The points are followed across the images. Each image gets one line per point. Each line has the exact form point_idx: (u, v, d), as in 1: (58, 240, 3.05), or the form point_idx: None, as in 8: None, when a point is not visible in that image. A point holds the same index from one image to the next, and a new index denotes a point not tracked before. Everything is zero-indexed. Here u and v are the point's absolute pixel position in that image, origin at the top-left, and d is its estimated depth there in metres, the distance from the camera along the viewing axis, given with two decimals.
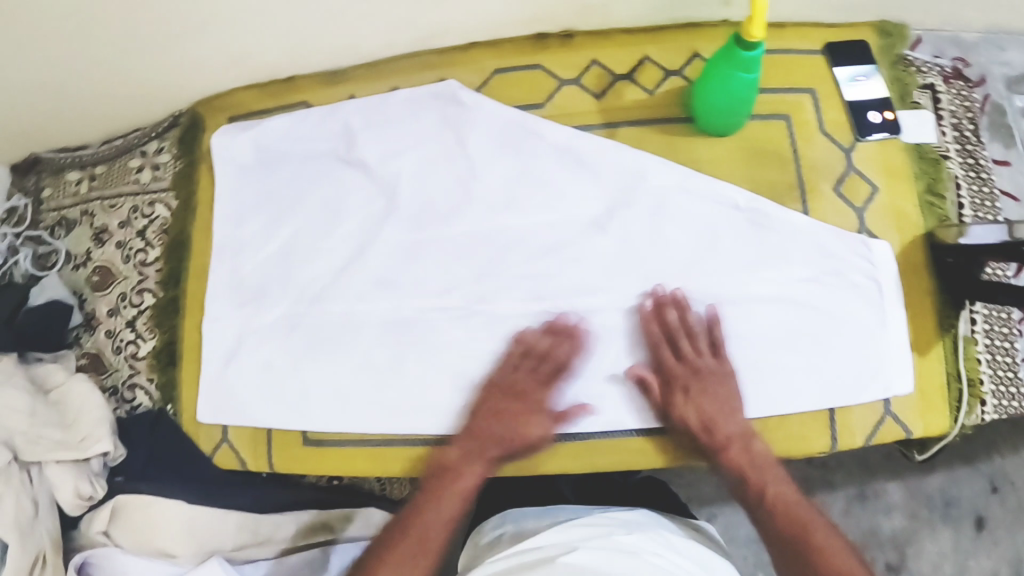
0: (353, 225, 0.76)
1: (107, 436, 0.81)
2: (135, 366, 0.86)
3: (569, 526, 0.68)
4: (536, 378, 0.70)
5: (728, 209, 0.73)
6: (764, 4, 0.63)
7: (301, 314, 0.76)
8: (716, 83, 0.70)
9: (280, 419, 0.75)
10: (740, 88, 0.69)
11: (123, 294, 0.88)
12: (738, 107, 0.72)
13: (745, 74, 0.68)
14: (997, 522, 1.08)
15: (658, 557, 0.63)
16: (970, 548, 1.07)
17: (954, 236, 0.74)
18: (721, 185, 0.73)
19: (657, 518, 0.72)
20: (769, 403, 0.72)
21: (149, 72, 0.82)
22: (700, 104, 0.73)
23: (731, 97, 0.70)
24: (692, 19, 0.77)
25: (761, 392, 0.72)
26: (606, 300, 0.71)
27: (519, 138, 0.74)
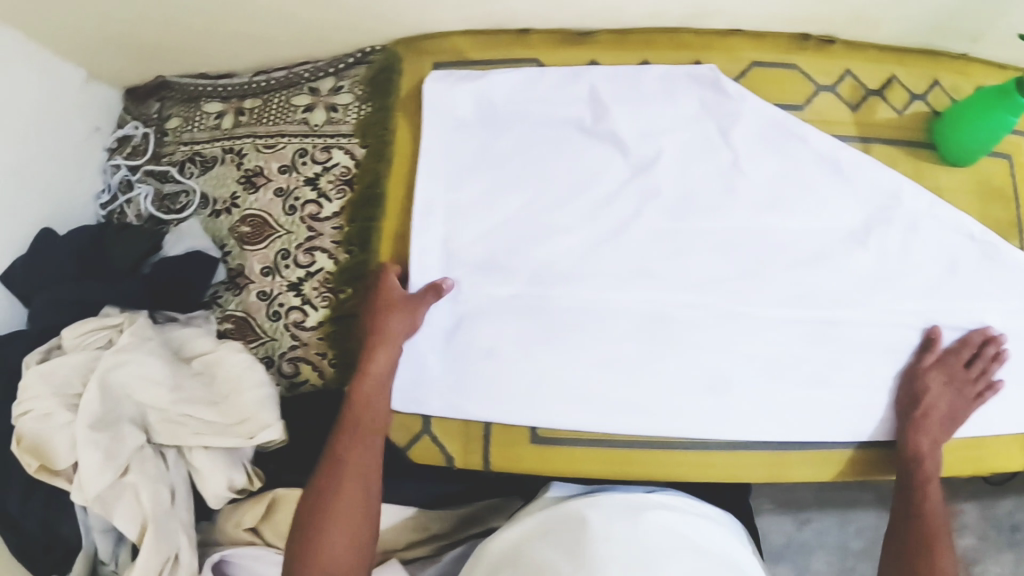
0: (599, 205, 0.70)
1: (275, 421, 0.69)
2: (300, 338, 0.74)
3: (619, 497, 0.65)
4: (792, 384, 0.70)
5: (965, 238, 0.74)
6: None
7: (537, 298, 0.69)
8: (976, 122, 0.72)
9: (501, 413, 0.68)
10: (1001, 129, 0.71)
11: (283, 251, 0.76)
12: (993, 142, 0.73)
13: (1010, 117, 0.70)
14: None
15: (710, 548, 0.61)
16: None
17: None
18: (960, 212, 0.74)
19: (693, 499, 0.68)
20: (938, 393, 0.71)
21: (365, 9, 0.70)
22: (945, 136, 0.75)
23: (984, 137, 0.73)
24: (938, 48, 0.78)
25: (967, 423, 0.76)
26: (857, 314, 0.71)
27: (782, 140, 0.72)
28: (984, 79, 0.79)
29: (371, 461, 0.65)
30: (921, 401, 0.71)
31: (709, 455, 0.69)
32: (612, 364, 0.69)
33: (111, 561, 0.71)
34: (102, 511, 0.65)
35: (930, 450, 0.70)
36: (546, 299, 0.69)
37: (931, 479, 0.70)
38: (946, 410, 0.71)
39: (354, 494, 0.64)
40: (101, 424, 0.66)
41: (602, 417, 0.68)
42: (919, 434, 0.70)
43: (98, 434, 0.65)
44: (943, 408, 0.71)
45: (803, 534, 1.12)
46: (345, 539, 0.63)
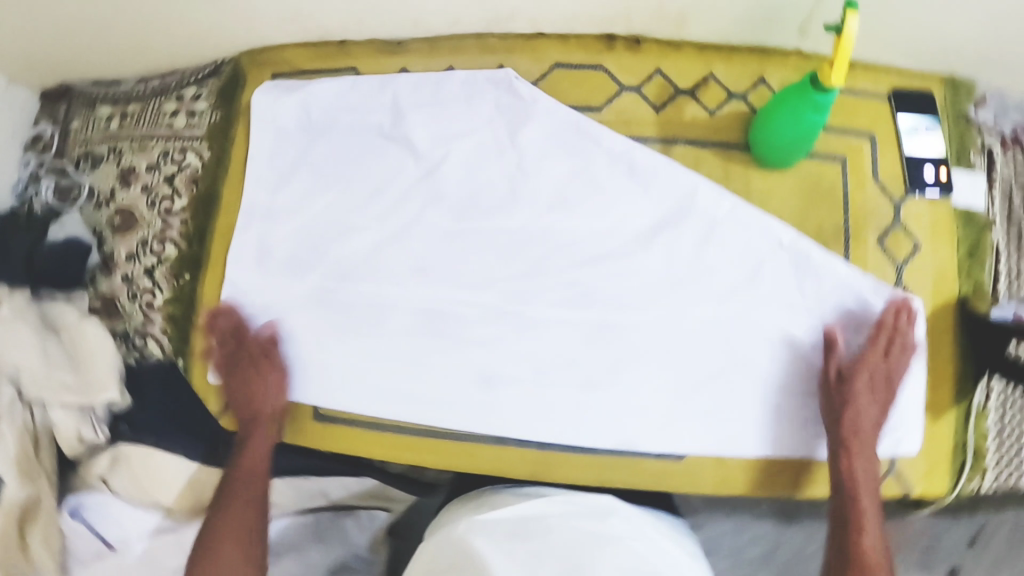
0: (391, 205, 0.75)
1: (115, 387, 0.80)
2: (150, 316, 0.84)
3: (561, 500, 0.67)
4: (566, 383, 0.71)
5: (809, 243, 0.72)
6: (846, 52, 0.58)
7: (331, 292, 0.75)
8: (782, 118, 0.68)
9: (291, 388, 0.75)
10: (806, 126, 0.67)
11: (145, 240, 0.86)
12: (802, 144, 0.69)
13: (814, 115, 0.66)
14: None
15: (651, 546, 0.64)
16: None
17: (986, 307, 0.73)
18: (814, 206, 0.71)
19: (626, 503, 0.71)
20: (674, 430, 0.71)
21: (198, 25, 0.79)
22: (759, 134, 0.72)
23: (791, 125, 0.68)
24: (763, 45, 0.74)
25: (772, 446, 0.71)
26: (642, 318, 0.71)
27: (575, 142, 0.73)
28: None
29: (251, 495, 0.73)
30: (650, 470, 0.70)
31: (475, 447, 0.71)
32: (393, 356, 0.73)
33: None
34: None
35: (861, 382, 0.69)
36: (339, 293, 0.75)
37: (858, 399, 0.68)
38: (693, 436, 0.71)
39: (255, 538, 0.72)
40: None
41: (379, 402, 0.73)
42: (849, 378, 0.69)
43: None
44: (891, 350, 0.70)
45: None
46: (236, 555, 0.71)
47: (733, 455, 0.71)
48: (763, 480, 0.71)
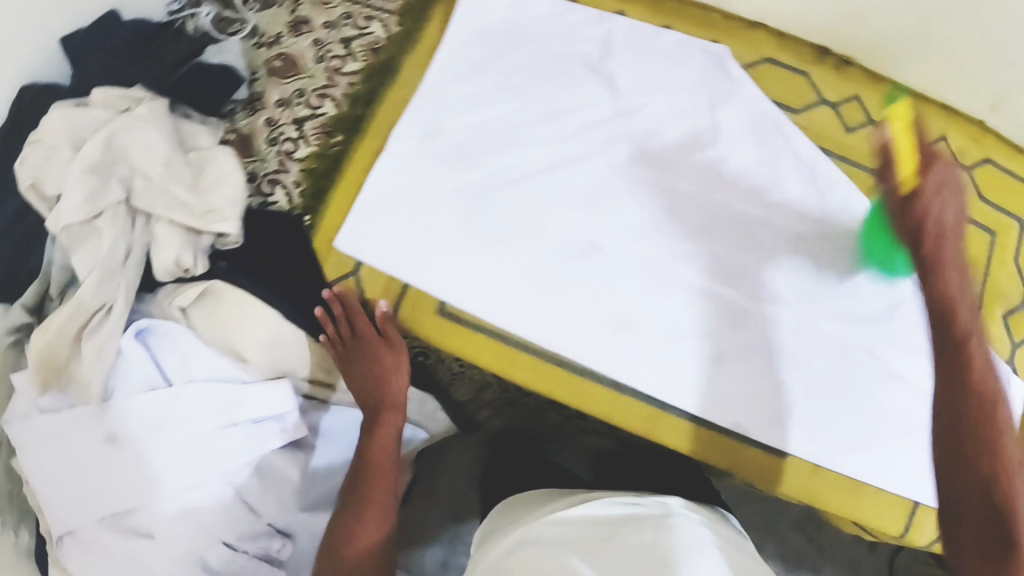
0: (574, 132, 0.75)
1: (233, 218, 0.77)
2: (286, 165, 0.81)
3: (607, 503, 0.69)
4: (695, 353, 0.71)
5: (942, 222, 0.54)
6: (909, 146, 0.55)
7: (490, 194, 0.74)
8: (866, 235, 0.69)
9: (421, 277, 0.73)
10: (877, 243, 0.68)
11: (302, 90, 0.84)
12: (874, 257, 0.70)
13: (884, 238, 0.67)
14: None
15: (688, 536, 0.62)
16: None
17: None
18: (943, 211, 0.54)
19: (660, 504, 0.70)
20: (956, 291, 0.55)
21: None
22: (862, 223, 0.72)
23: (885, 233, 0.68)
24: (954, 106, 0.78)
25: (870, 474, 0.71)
26: (783, 312, 0.72)
27: (766, 132, 0.75)
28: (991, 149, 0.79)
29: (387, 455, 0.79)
30: (909, 229, 0.55)
31: (600, 389, 0.70)
32: (534, 273, 0.72)
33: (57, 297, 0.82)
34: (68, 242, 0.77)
35: (1015, 461, 0.52)
36: (497, 197, 0.74)
37: (982, 378, 0.53)
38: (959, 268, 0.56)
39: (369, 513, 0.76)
40: (96, 168, 0.76)
41: (506, 315, 0.71)
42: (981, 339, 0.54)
43: (92, 175, 0.76)
44: (947, 231, 0.54)
45: None
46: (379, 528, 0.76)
47: (831, 468, 0.71)
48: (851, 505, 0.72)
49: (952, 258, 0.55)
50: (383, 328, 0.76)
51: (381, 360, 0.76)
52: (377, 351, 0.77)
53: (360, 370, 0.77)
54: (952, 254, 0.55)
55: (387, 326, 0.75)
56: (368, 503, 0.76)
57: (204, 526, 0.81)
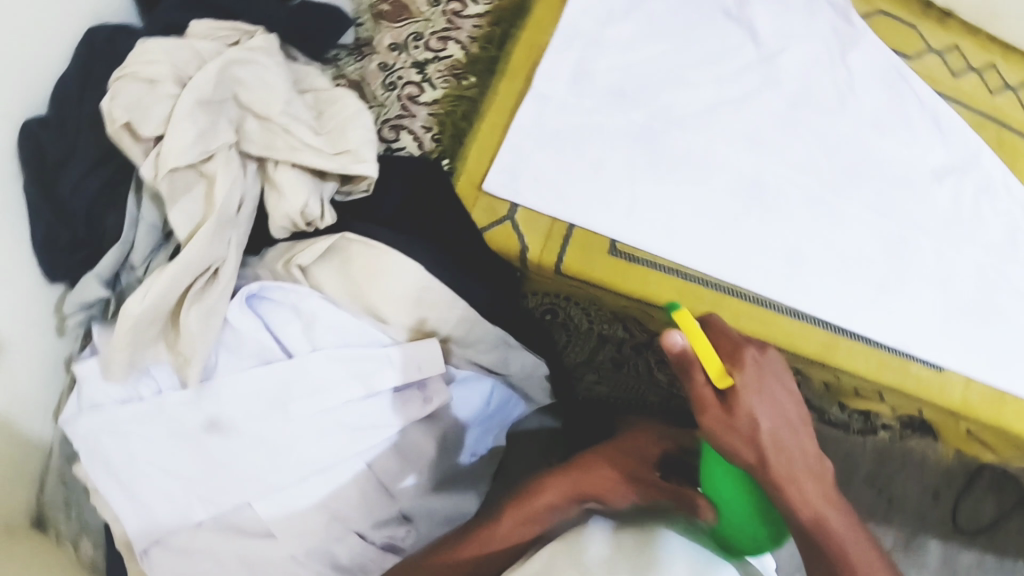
0: (724, 75, 0.75)
1: (367, 159, 0.69)
2: (411, 109, 0.75)
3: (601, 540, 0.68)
4: (858, 284, 0.73)
5: (754, 425, 0.53)
6: (691, 325, 0.49)
7: (650, 133, 0.72)
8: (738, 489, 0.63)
9: (588, 216, 0.69)
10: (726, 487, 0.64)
11: (420, 33, 0.78)
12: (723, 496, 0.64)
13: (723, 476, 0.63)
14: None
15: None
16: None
17: None
18: (746, 424, 0.53)
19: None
20: (753, 424, 0.53)
21: None
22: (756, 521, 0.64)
23: (746, 494, 0.62)
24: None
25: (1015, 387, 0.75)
26: (924, 242, 0.76)
27: (893, 76, 0.79)
28: None
29: (507, 539, 0.66)
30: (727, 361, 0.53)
31: (777, 316, 0.71)
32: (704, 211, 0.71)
33: (140, 266, 0.72)
34: (170, 191, 0.67)
35: (783, 470, 0.55)
36: (658, 136, 0.72)
37: (843, 537, 0.58)
38: (771, 426, 0.54)
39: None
40: (203, 106, 0.67)
41: (679, 252, 0.69)
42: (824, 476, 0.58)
43: (199, 112, 0.66)
44: (792, 469, 0.56)
45: None
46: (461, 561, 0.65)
47: (982, 381, 0.75)
48: (1005, 416, 0.75)
49: (748, 424, 0.53)
50: (748, 429, 0.53)
51: (727, 434, 0.53)
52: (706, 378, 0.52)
53: (746, 428, 0.53)
54: (744, 403, 0.52)
55: (744, 427, 0.53)
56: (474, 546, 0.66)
57: (342, 511, 0.72)
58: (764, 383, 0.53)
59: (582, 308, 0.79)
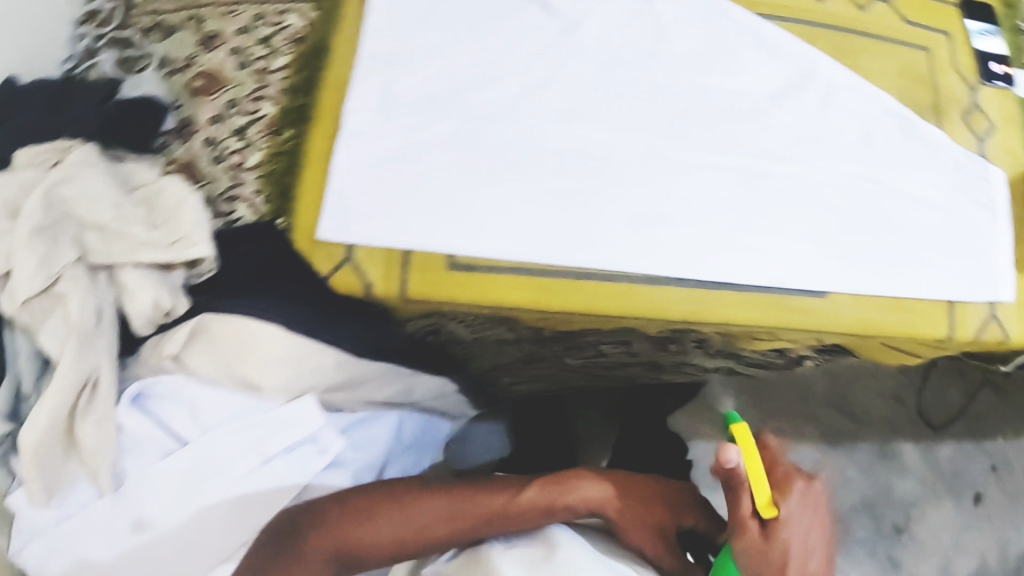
0: (529, 59, 0.74)
1: (203, 241, 0.71)
2: (240, 178, 0.76)
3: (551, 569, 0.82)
4: (709, 226, 0.71)
5: (747, 515, 0.70)
6: (753, 449, 0.69)
7: (467, 139, 0.72)
8: None
9: (421, 239, 0.70)
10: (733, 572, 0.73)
11: (233, 100, 0.79)
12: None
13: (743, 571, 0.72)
14: (991, 502, 1.24)
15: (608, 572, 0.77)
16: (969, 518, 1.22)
17: None
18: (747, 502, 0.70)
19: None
20: (789, 537, 0.70)
21: None
22: None
23: None
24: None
25: (898, 289, 0.74)
26: (777, 167, 0.73)
27: (706, 9, 0.77)
28: None
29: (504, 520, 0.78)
30: (721, 478, 0.69)
31: (633, 288, 0.69)
32: (537, 199, 0.70)
33: (34, 394, 0.74)
34: (34, 319, 0.70)
35: (781, 539, 0.70)
36: (476, 139, 0.72)
37: None
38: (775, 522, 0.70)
39: (397, 519, 0.77)
40: (39, 231, 0.68)
41: (520, 249, 0.69)
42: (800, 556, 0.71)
43: (36, 240, 0.68)
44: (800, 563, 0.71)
45: None
46: (434, 520, 0.78)
47: (867, 295, 0.73)
48: (904, 320, 0.75)
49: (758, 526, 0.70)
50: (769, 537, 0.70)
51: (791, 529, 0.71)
52: (796, 501, 0.71)
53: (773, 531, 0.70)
54: (739, 501, 0.70)
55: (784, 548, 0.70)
56: (461, 489, 0.81)
57: None
58: (803, 505, 0.72)
59: (458, 324, 0.78)
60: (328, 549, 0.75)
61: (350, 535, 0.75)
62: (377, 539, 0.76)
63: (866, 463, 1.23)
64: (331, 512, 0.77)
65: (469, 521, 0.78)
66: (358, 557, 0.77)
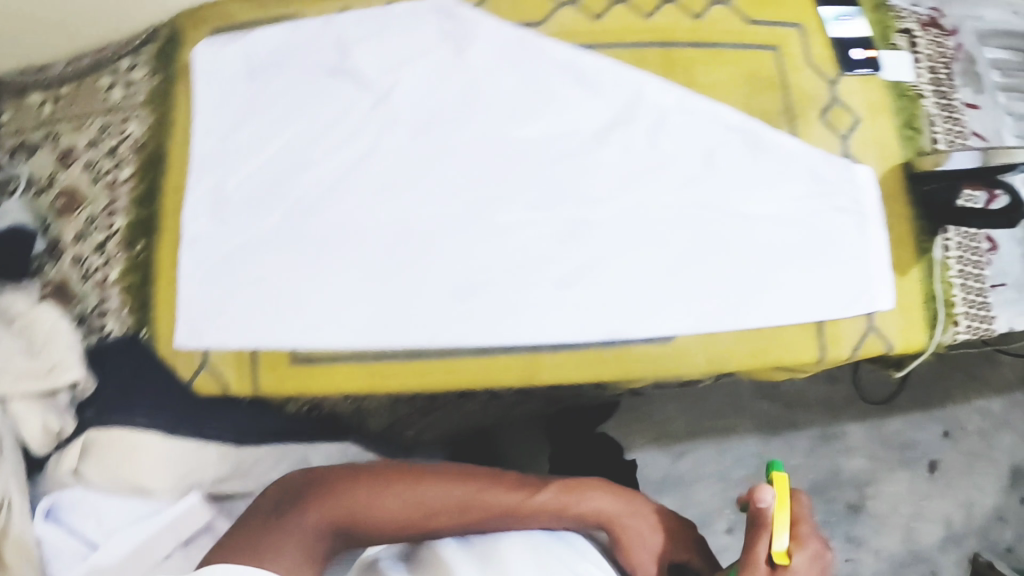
0: (346, 138, 0.75)
1: (76, 363, 0.76)
2: (105, 293, 0.80)
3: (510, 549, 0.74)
4: (534, 284, 0.70)
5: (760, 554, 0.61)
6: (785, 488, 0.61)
7: (296, 231, 0.74)
8: None
9: (263, 338, 0.74)
10: None
11: (91, 217, 0.82)
12: None
13: None
14: (946, 466, 1.27)
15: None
16: (926, 488, 1.25)
17: (932, 163, 0.78)
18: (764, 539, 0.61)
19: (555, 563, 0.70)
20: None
21: None
22: None
23: None
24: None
25: (756, 319, 0.71)
26: (606, 211, 0.71)
27: (519, 54, 0.75)
28: None
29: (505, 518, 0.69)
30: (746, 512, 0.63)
31: (463, 361, 0.71)
32: (363, 283, 0.72)
33: None
34: None
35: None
36: (305, 228, 0.74)
37: None
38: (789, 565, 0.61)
39: (405, 495, 0.68)
40: None
41: (353, 336, 0.71)
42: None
43: None
44: None
45: (681, 467, 1.21)
46: (441, 496, 0.69)
47: (721, 331, 0.71)
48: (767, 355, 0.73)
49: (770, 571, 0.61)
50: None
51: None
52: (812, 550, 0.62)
53: None
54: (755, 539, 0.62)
55: None
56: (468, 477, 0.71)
57: None
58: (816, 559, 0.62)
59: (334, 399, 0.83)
60: (331, 515, 0.67)
61: (348, 510, 0.68)
62: (382, 514, 0.68)
63: (810, 447, 1.26)
64: (345, 482, 0.70)
65: (476, 511, 0.69)
66: (355, 530, 0.68)
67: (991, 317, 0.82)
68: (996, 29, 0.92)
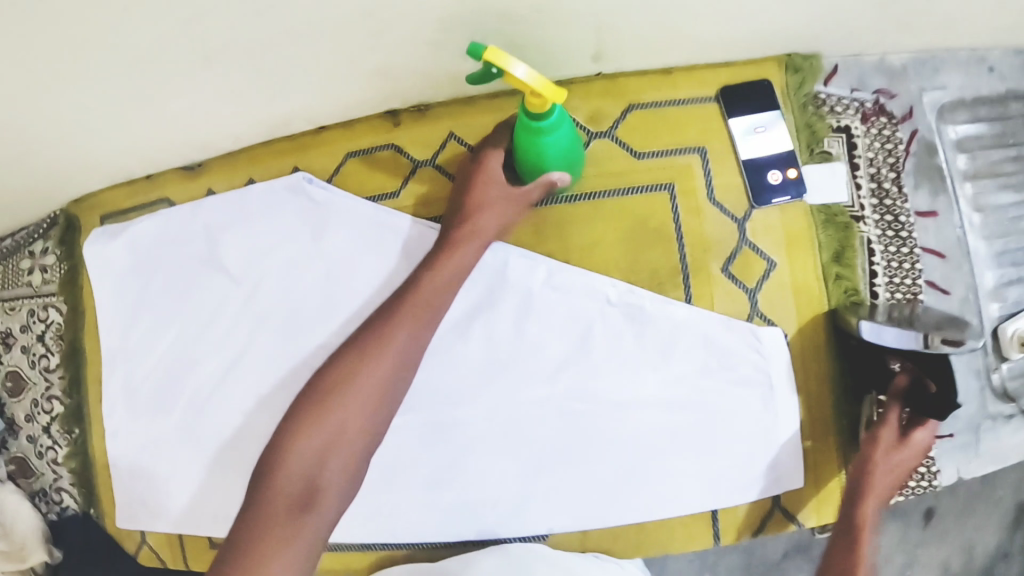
0: (224, 332, 0.78)
1: (40, 544, 0.84)
2: (58, 471, 0.87)
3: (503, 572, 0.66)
4: (407, 486, 0.71)
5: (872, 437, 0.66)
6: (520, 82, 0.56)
7: (193, 427, 0.80)
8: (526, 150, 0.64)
9: (187, 526, 0.81)
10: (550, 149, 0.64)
11: (36, 400, 0.89)
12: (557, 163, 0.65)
13: (548, 139, 0.63)
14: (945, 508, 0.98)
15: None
16: (917, 539, 0.97)
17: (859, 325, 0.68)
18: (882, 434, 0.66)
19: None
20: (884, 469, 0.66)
21: (32, 181, 0.75)
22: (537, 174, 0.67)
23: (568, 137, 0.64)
24: (567, 75, 0.71)
25: (636, 516, 0.69)
26: (474, 410, 0.70)
27: (377, 231, 0.75)
28: (630, 90, 0.73)
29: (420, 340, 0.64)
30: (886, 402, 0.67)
31: (350, 555, 0.74)
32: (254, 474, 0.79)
33: None
34: None
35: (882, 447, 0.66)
36: (203, 423, 0.80)
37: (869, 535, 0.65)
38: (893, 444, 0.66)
39: (335, 420, 0.59)
40: None
41: None
42: (874, 527, 0.65)
43: None
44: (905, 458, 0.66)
45: None
46: (354, 361, 0.62)
47: (595, 527, 0.70)
48: (669, 539, 0.70)
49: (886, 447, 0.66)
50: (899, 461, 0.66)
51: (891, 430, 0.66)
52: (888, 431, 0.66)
53: (899, 460, 0.66)
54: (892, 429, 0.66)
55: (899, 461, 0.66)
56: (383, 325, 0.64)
57: None
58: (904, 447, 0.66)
59: None
60: (310, 453, 0.58)
61: (370, 389, 0.61)
62: (348, 424, 0.59)
63: None
64: (278, 450, 0.60)
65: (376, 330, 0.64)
66: (337, 451, 0.59)
67: (935, 470, 0.74)
68: (964, 98, 0.77)
